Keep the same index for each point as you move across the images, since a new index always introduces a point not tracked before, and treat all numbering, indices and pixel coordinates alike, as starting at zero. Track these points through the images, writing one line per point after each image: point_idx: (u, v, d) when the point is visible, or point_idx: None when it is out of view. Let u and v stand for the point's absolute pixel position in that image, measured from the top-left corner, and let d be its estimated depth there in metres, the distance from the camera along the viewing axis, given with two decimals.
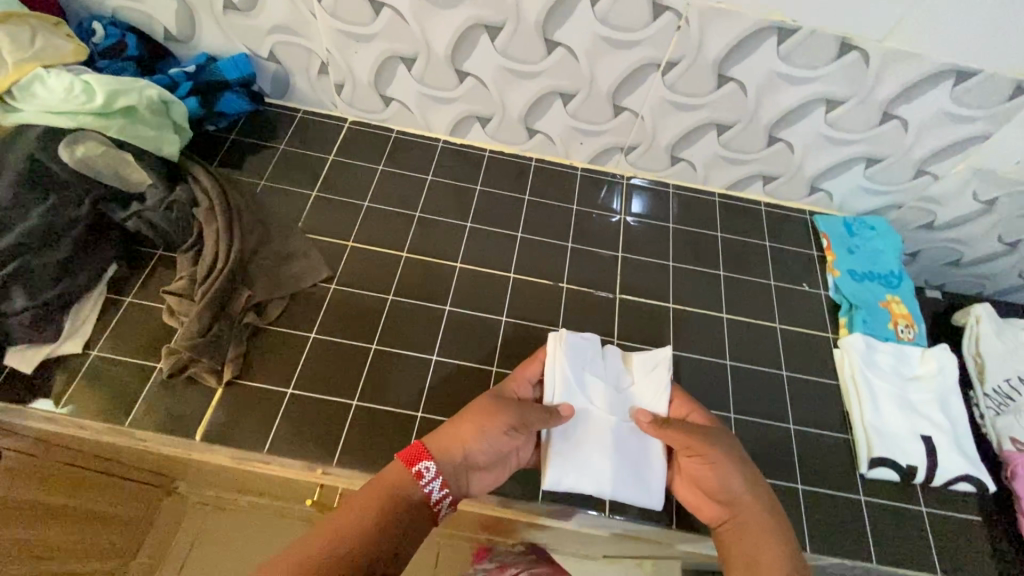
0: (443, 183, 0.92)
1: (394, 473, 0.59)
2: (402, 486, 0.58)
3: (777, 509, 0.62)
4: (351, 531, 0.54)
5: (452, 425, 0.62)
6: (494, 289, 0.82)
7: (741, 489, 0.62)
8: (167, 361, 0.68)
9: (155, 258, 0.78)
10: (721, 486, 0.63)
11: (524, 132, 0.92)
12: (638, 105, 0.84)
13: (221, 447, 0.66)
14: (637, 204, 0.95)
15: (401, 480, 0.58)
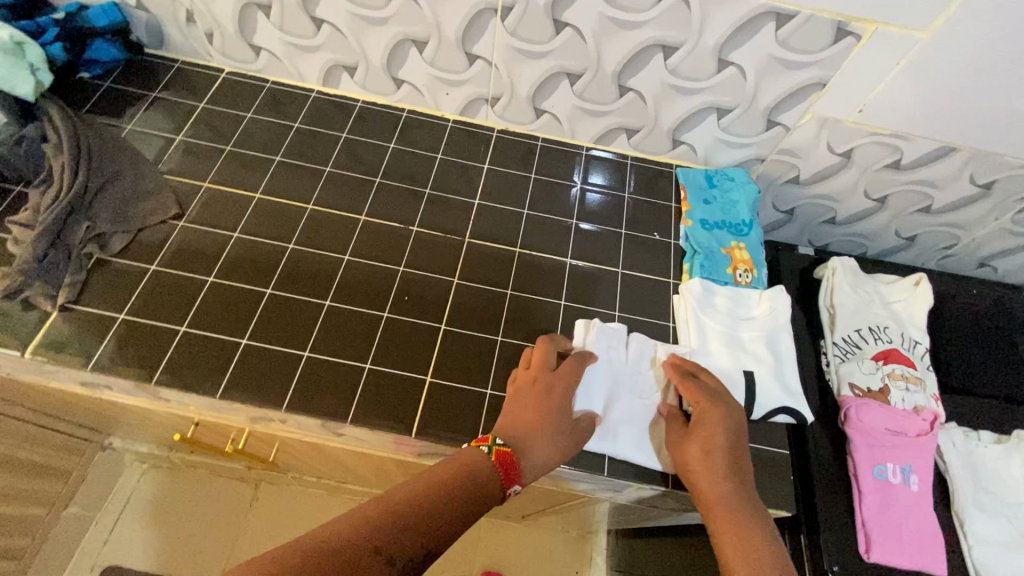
0: (311, 131, 0.95)
1: (478, 466, 0.61)
2: (485, 470, 0.61)
3: (748, 503, 0.62)
4: (445, 507, 0.56)
5: (525, 435, 0.65)
6: (342, 230, 0.85)
7: (728, 499, 0.62)
8: (1, 284, 0.70)
9: (10, 193, 0.79)
10: (692, 474, 0.66)
11: (390, 82, 0.95)
12: (488, 52, 0.86)
13: (49, 363, 0.69)
14: (503, 156, 0.97)
15: (492, 473, 0.61)
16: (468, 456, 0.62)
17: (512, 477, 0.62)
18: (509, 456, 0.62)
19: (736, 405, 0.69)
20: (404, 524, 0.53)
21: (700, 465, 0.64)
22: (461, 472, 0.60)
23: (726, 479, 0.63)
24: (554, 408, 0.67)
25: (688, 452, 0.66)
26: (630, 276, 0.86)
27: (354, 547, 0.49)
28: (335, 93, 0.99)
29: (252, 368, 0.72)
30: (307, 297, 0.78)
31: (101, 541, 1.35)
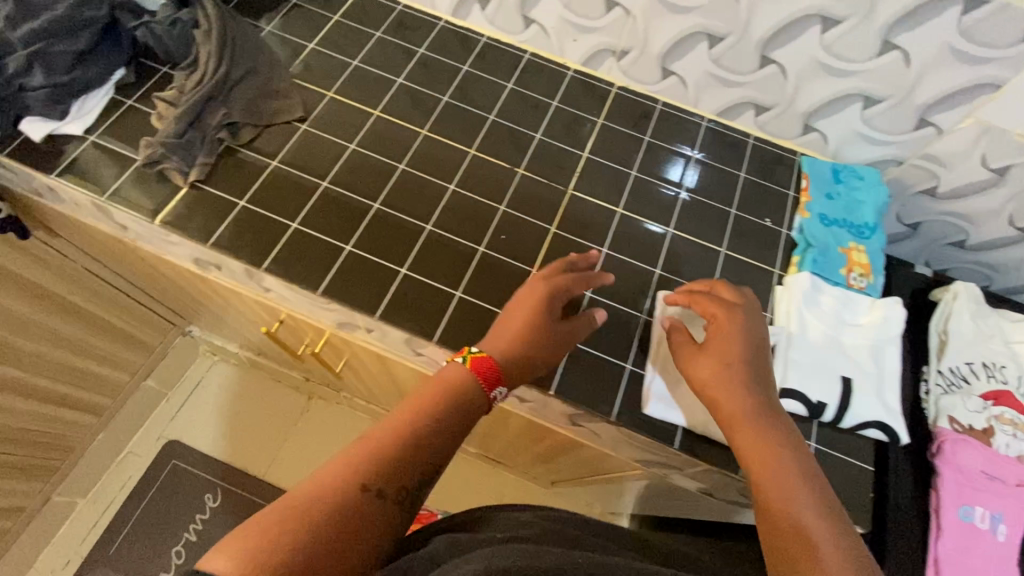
0: (434, 59, 0.95)
1: (455, 377, 0.61)
2: (470, 388, 0.61)
3: (774, 415, 0.61)
4: (416, 421, 0.56)
5: (512, 342, 0.65)
6: (451, 160, 0.86)
7: (751, 412, 0.60)
8: (145, 153, 0.76)
9: (160, 73, 0.86)
10: (717, 386, 0.63)
11: (520, 21, 0.94)
12: (630, 1, 0.83)
13: (176, 234, 0.75)
14: (618, 114, 0.94)
15: (470, 385, 0.61)
16: (442, 374, 0.61)
17: (492, 379, 0.62)
18: (486, 359, 0.62)
19: (754, 313, 0.68)
20: (390, 457, 0.53)
21: (720, 378, 0.63)
22: (432, 391, 0.59)
23: (748, 396, 0.61)
24: (539, 311, 0.67)
25: (702, 364, 0.65)
26: (731, 258, 0.83)
27: (345, 490, 0.49)
28: (462, 25, 0.99)
29: (351, 274, 0.75)
30: (409, 218, 0.80)
31: (170, 415, 1.46)
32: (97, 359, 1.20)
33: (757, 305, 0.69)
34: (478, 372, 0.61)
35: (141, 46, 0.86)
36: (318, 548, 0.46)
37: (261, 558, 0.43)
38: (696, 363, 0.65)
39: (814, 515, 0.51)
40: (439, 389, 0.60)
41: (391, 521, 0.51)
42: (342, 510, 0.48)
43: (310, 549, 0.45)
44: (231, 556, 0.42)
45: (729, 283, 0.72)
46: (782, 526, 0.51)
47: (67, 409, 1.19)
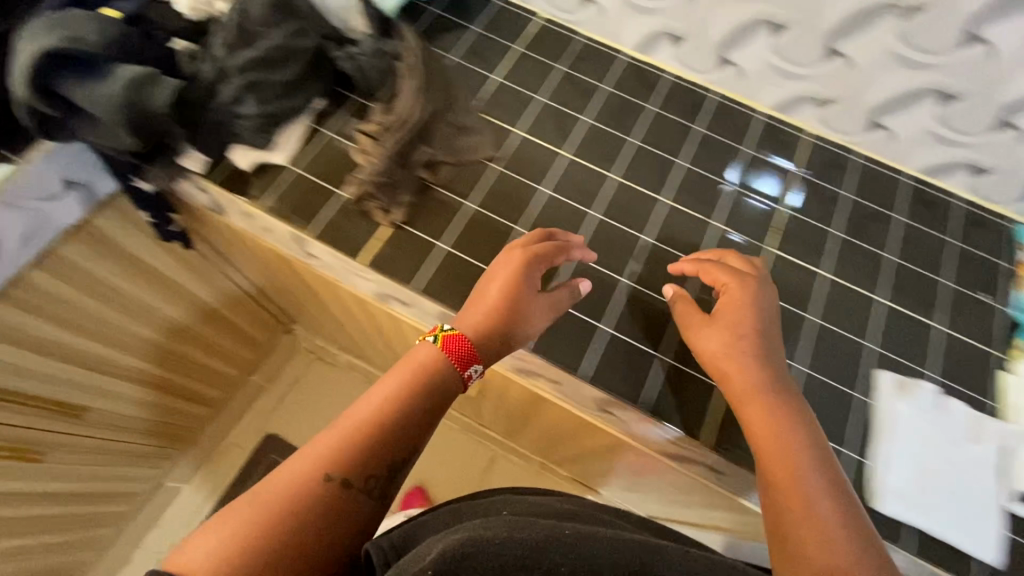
0: (618, 95, 0.91)
1: (426, 357, 0.61)
2: (433, 367, 0.61)
3: (784, 393, 0.59)
4: (380, 409, 0.56)
5: (475, 310, 0.65)
6: (643, 208, 0.82)
7: (755, 381, 0.59)
8: (355, 190, 0.77)
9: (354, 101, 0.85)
10: (719, 353, 0.62)
11: (715, 60, 0.89)
12: (857, 53, 0.78)
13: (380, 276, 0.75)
14: (814, 163, 0.88)
15: (442, 368, 0.61)
16: (416, 357, 0.61)
17: (466, 360, 0.62)
18: (458, 339, 0.62)
19: (767, 286, 0.67)
20: (345, 441, 0.54)
21: (731, 349, 0.61)
22: (409, 374, 0.59)
23: (762, 371, 0.60)
24: (513, 282, 0.66)
25: (709, 337, 0.63)
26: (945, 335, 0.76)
27: (312, 484, 0.51)
28: (645, 60, 0.95)
29: (546, 326, 0.73)
30: (601, 269, 0.78)
31: (269, 411, 1.44)
32: (218, 354, 1.21)
33: (768, 277, 0.68)
34: (445, 348, 0.61)
35: (337, 73, 0.85)
36: (289, 541, 0.48)
37: (231, 550, 0.45)
38: (703, 335, 0.64)
39: (835, 496, 0.51)
40: (410, 377, 0.59)
41: (361, 509, 0.52)
42: (329, 511, 0.50)
43: (286, 548, 0.47)
44: (214, 549, 0.45)
45: (738, 254, 0.72)
46: (794, 504, 0.50)
47: (186, 401, 1.21)
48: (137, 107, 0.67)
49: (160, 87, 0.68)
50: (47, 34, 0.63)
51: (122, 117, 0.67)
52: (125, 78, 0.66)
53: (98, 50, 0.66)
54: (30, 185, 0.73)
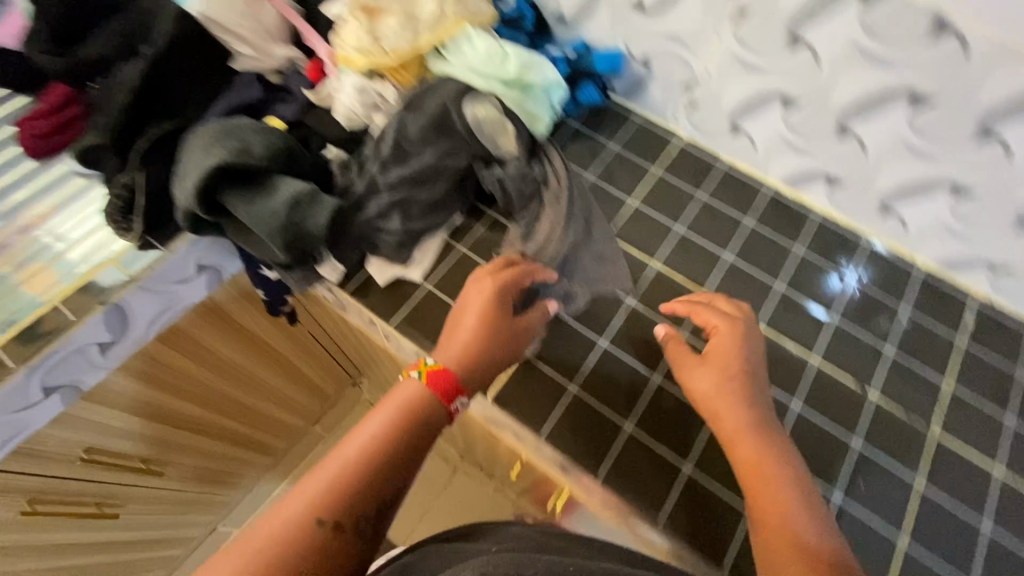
0: (625, 155, 0.92)
1: (411, 392, 0.59)
2: (420, 401, 0.59)
3: (782, 444, 0.56)
4: (365, 443, 0.55)
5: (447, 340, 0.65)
6: (635, 271, 0.82)
7: (748, 425, 0.56)
8: None
9: None
10: (722, 404, 0.59)
11: (728, 128, 0.87)
12: (869, 136, 0.74)
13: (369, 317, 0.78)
14: (819, 247, 0.85)
15: (429, 399, 0.59)
16: (401, 391, 0.59)
17: (451, 393, 0.60)
18: (442, 373, 0.60)
19: (758, 330, 0.65)
20: (336, 485, 0.52)
21: (719, 392, 0.59)
22: (395, 409, 0.58)
23: (750, 412, 0.57)
24: (483, 315, 0.65)
25: (706, 383, 0.60)
26: (943, 443, 0.72)
27: (302, 532, 0.49)
28: (661, 123, 0.94)
29: (532, 383, 0.73)
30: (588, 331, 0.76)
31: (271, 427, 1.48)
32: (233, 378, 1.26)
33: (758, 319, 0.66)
34: (434, 383, 0.60)
35: None
36: None
37: None
38: (696, 379, 0.61)
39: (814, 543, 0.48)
40: (405, 413, 0.58)
41: (349, 556, 0.50)
42: (313, 560, 0.49)
43: None
44: None
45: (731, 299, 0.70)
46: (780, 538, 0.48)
47: (242, 446, 1.27)
48: (298, 219, 0.68)
49: (320, 206, 0.69)
50: (206, 153, 0.68)
51: (281, 234, 0.67)
52: (289, 195, 0.68)
53: (259, 164, 0.69)
54: (172, 273, 0.83)
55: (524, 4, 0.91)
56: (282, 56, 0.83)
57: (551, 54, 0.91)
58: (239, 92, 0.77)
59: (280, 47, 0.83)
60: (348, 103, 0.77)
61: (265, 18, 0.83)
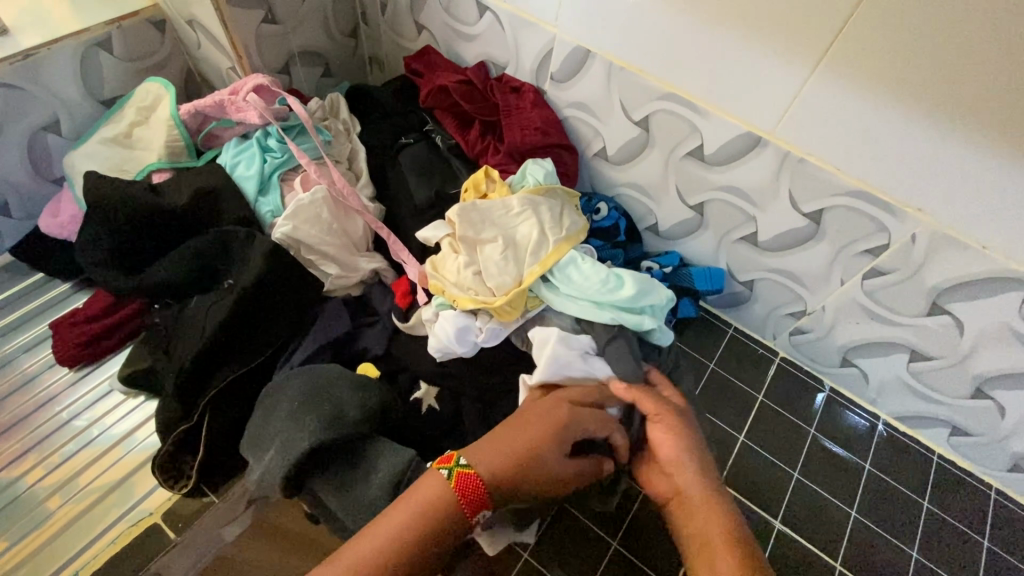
0: (724, 376, 0.85)
1: (430, 495, 0.52)
2: (437, 505, 0.51)
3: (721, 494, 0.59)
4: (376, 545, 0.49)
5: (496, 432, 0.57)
6: (756, 533, 0.71)
7: (692, 468, 0.60)
8: None
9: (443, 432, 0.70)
10: (672, 456, 0.61)
11: (837, 360, 0.82)
12: (1012, 402, 0.69)
13: None
14: (945, 498, 0.77)
15: (449, 507, 0.51)
16: (423, 491, 0.52)
17: (474, 505, 0.52)
18: (470, 480, 0.52)
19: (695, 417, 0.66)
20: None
21: (671, 441, 0.62)
22: (412, 512, 0.51)
23: (697, 463, 0.61)
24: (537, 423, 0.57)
25: (659, 437, 0.62)
26: None
27: None
28: (757, 338, 0.89)
29: None
30: None
31: None
32: None
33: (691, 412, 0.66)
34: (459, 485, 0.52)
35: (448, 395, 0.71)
36: None
37: None
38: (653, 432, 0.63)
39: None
40: (420, 514, 0.51)
41: None
42: None
43: None
44: None
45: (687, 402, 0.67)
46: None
47: None
48: None
49: None
50: (296, 425, 0.59)
51: None
52: (389, 475, 0.58)
53: (354, 435, 0.60)
54: None
55: (618, 215, 0.86)
56: (369, 270, 0.76)
57: (647, 268, 0.85)
58: (322, 328, 0.69)
59: (366, 260, 0.76)
60: (444, 337, 0.68)
61: (353, 231, 0.77)
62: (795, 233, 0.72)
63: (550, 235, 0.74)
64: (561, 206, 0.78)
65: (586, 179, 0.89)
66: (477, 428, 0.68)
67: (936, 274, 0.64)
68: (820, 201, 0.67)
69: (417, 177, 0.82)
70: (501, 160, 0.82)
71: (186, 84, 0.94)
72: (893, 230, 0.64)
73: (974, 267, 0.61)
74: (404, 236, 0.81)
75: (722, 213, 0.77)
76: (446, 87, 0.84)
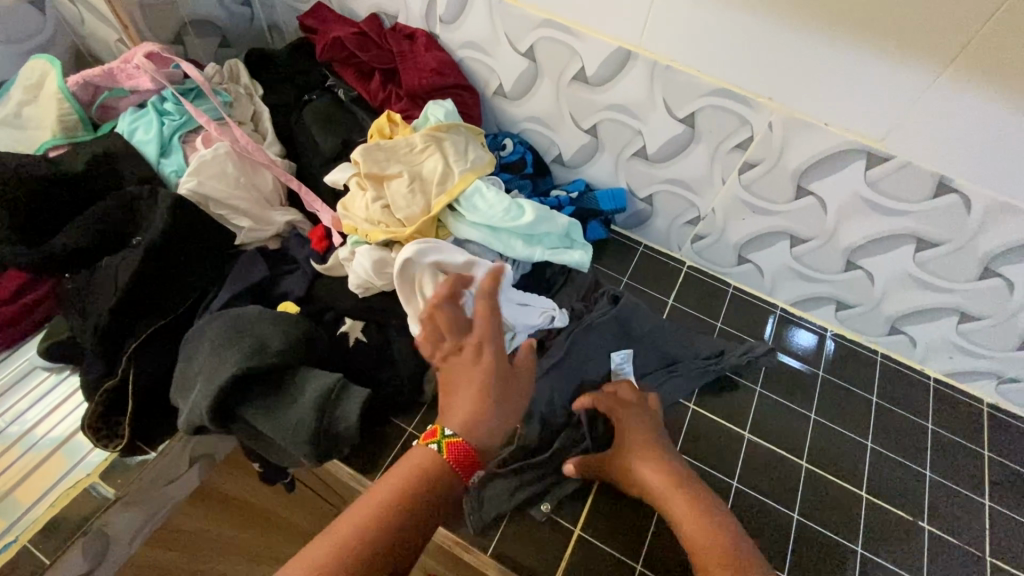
0: (638, 289, 0.92)
1: (422, 466, 0.51)
2: (431, 481, 0.51)
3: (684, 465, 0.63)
4: (371, 523, 0.47)
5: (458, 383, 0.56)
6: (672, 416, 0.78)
7: (658, 440, 0.65)
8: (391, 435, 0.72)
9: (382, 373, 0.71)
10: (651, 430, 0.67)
11: (734, 258, 0.89)
12: (877, 269, 0.78)
13: None
14: (836, 368, 0.87)
15: (439, 476, 0.51)
16: (414, 467, 0.51)
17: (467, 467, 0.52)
18: (462, 447, 0.52)
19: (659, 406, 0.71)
20: (335, 558, 0.44)
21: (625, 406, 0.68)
22: (406, 487, 0.50)
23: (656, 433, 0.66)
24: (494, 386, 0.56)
25: (627, 418, 0.67)
26: (1003, 571, 0.72)
27: None
28: (666, 252, 0.96)
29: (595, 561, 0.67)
30: (644, 495, 0.71)
31: None
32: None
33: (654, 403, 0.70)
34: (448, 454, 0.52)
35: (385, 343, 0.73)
36: None
37: None
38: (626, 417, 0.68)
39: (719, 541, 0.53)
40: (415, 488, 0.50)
41: None
42: None
43: None
44: None
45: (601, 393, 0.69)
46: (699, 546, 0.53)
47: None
48: (326, 416, 0.61)
49: (348, 398, 0.62)
50: (218, 361, 0.61)
51: (311, 443, 0.59)
52: (315, 395, 0.61)
53: (276, 362, 0.62)
54: (161, 473, 0.73)
55: (524, 149, 0.91)
56: (283, 223, 0.78)
57: (555, 196, 0.91)
58: (241, 274, 0.71)
59: (279, 212, 0.78)
60: (362, 271, 0.71)
61: (263, 185, 0.79)
62: (677, 139, 0.78)
63: (454, 167, 0.77)
64: (464, 141, 0.81)
65: (489, 118, 0.93)
66: (405, 352, 0.72)
67: (795, 157, 0.71)
68: (691, 104, 0.73)
69: (322, 129, 0.84)
70: (404, 107, 0.85)
71: (75, 64, 0.93)
72: (753, 121, 0.71)
73: (824, 145, 0.68)
74: (316, 187, 0.83)
75: (613, 132, 0.83)
76: (340, 39, 0.86)
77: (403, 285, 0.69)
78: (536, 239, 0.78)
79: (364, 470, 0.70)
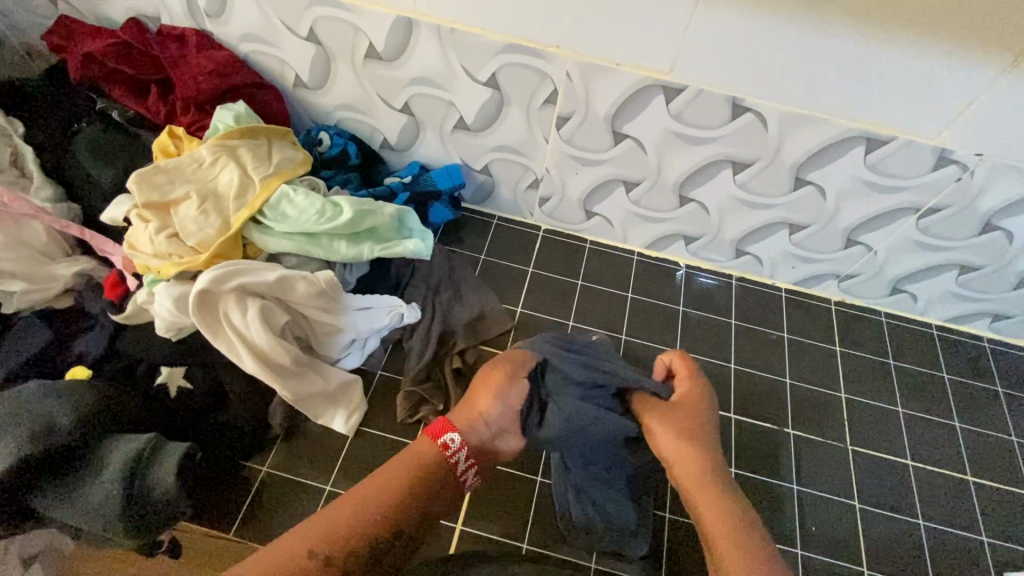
0: (496, 263, 0.88)
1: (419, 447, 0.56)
2: (427, 459, 0.55)
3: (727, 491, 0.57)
4: (370, 493, 0.51)
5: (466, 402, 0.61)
6: None
7: (698, 464, 0.59)
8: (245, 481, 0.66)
9: (220, 420, 0.65)
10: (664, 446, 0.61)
11: (582, 213, 0.87)
12: (707, 198, 0.78)
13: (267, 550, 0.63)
14: (697, 300, 0.88)
15: (434, 455, 0.56)
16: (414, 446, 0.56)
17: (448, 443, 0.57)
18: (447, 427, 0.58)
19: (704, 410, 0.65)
20: (331, 525, 0.48)
21: (679, 444, 0.60)
22: (400, 461, 0.55)
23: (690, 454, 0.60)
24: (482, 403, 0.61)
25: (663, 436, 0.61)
26: (860, 454, 0.77)
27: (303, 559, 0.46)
28: (519, 219, 0.92)
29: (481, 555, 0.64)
30: (522, 473, 0.69)
31: None
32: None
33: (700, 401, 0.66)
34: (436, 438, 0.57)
35: (220, 386, 0.66)
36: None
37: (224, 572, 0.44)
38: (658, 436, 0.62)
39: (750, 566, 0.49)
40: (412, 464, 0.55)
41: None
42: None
43: None
44: None
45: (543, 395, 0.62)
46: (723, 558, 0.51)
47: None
48: (135, 488, 0.55)
49: (161, 460, 0.56)
50: None
51: (122, 519, 0.54)
52: (120, 464, 0.55)
53: (67, 440, 0.55)
54: None
55: (344, 140, 0.83)
56: (69, 275, 0.68)
57: (387, 184, 0.84)
58: (17, 348, 0.64)
59: (62, 265, 0.68)
60: (165, 313, 0.63)
61: (34, 239, 0.68)
62: (489, 103, 0.74)
63: (254, 177, 0.70)
64: (263, 145, 0.74)
65: (299, 113, 0.84)
66: (239, 387, 0.66)
67: (601, 103, 0.70)
68: (488, 66, 0.70)
69: (101, 160, 0.74)
70: (193, 116, 0.76)
71: None
72: (551, 73, 0.69)
73: (622, 85, 0.67)
74: (107, 228, 0.73)
75: (427, 107, 0.78)
76: (94, 55, 0.76)
77: (206, 320, 0.63)
78: (363, 236, 0.72)
79: (214, 524, 0.63)
